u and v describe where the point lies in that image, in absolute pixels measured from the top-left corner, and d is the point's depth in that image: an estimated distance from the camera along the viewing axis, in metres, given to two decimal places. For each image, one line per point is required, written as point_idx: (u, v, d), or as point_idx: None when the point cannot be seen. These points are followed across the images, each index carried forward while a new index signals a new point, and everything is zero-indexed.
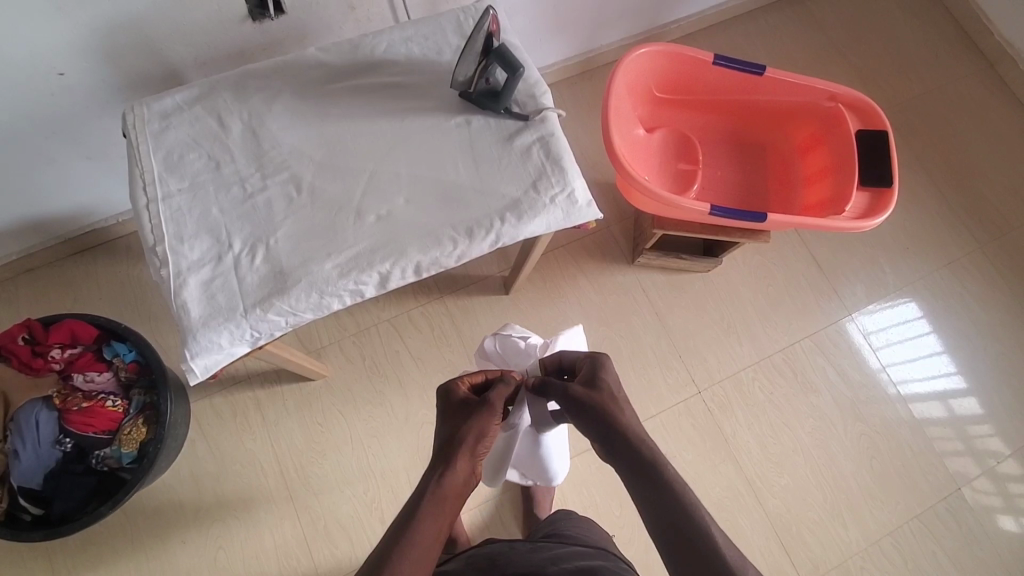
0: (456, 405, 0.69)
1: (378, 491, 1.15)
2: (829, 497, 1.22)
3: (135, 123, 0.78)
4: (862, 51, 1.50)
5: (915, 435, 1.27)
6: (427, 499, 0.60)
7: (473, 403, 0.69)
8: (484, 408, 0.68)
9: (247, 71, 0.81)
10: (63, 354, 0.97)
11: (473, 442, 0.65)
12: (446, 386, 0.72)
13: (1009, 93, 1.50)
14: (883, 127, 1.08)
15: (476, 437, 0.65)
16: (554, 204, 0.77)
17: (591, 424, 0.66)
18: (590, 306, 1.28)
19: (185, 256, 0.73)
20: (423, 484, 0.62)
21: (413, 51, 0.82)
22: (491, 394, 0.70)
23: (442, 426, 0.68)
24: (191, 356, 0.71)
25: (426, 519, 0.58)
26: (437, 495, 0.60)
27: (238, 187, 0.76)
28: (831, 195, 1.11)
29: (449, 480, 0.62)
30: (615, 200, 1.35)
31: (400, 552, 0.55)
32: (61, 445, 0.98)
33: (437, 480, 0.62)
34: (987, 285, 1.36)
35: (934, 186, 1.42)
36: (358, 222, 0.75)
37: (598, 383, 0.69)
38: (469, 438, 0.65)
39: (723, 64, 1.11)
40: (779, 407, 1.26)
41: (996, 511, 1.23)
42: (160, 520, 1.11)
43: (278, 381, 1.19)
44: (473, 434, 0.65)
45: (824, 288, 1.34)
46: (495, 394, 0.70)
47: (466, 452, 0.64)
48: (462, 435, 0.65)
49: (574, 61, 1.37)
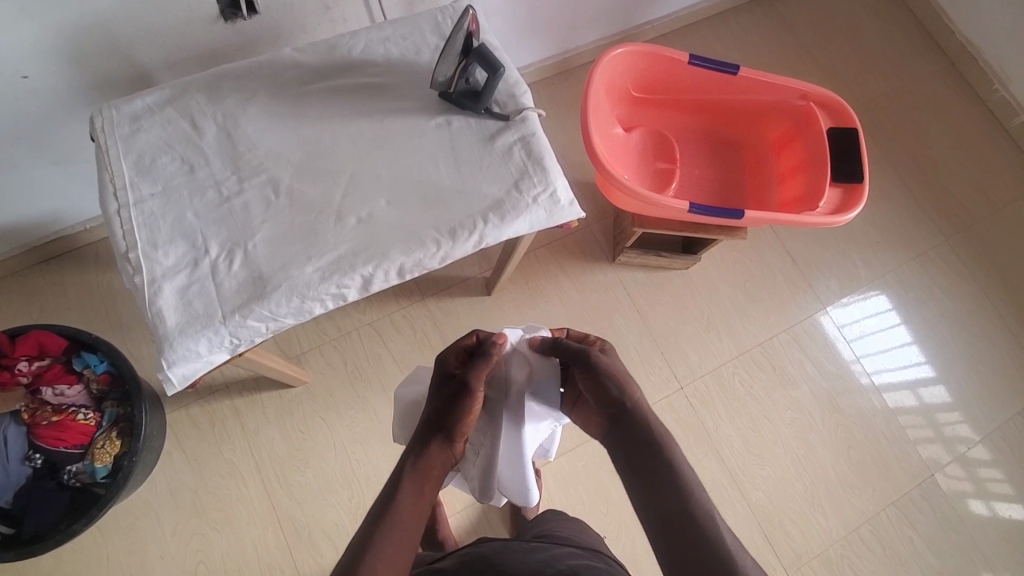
0: (444, 387, 0.71)
1: (363, 497, 1.14)
2: (809, 488, 1.24)
3: (104, 126, 0.76)
4: (831, 51, 1.54)
5: (889, 423, 1.31)
6: (409, 470, 0.64)
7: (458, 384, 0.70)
8: (466, 389, 0.69)
9: (220, 72, 0.79)
10: (31, 367, 0.94)
11: (458, 426, 0.68)
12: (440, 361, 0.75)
13: (970, 90, 1.55)
14: (853, 124, 1.11)
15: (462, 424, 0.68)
16: (536, 204, 0.77)
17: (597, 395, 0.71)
18: (573, 304, 1.29)
19: (160, 262, 0.71)
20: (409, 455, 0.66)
21: (391, 52, 0.81)
22: (472, 375, 0.70)
23: (433, 400, 0.71)
24: (168, 365, 0.69)
25: (406, 488, 0.62)
26: (417, 468, 0.64)
27: (213, 190, 0.75)
28: (804, 193, 1.13)
29: (431, 458, 0.65)
30: (595, 198, 1.36)
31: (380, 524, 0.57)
32: (31, 461, 0.96)
33: (421, 455, 0.65)
34: (953, 275, 1.41)
35: (901, 181, 1.46)
36: (340, 224, 0.74)
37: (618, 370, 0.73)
38: (450, 421, 0.68)
39: (698, 64, 1.12)
40: (759, 400, 1.29)
41: (966, 496, 1.27)
42: (136, 535, 1.08)
43: (257, 390, 1.17)
44: (456, 417, 0.68)
45: (799, 282, 1.37)
46: (477, 373, 0.70)
47: (449, 434, 0.68)
48: (444, 417, 0.68)
49: (551, 62, 1.38)
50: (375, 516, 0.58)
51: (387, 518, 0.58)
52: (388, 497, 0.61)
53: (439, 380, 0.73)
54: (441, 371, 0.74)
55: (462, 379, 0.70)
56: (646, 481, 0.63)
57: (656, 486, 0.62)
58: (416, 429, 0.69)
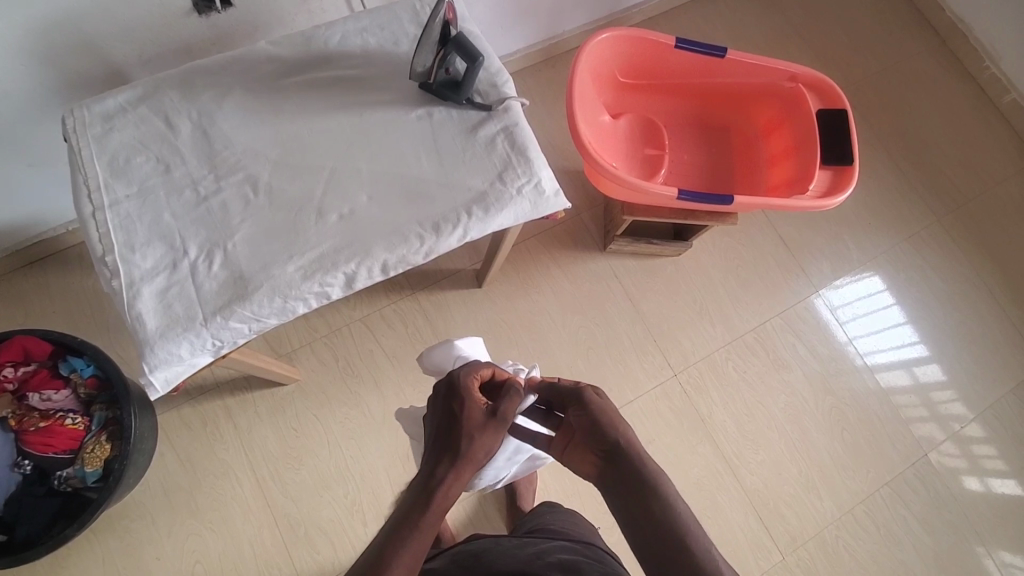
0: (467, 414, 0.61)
1: (358, 493, 1.13)
2: (803, 470, 1.25)
3: (76, 127, 0.74)
4: (821, 31, 1.52)
5: (883, 403, 1.31)
6: (431, 508, 0.57)
7: (485, 416, 0.61)
8: (498, 424, 0.61)
9: (194, 68, 0.77)
10: (17, 373, 0.93)
11: (482, 458, 0.61)
12: (462, 381, 0.64)
13: (960, 67, 1.54)
14: (842, 105, 1.09)
15: (483, 455, 0.61)
16: (520, 195, 0.76)
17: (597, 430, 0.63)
18: (564, 295, 1.28)
19: (138, 265, 0.70)
20: (425, 491, 0.58)
21: (369, 42, 0.79)
22: (504, 407, 0.62)
23: (447, 425, 0.62)
24: (150, 370, 0.68)
25: (425, 530, 0.56)
26: (439, 506, 0.58)
27: (190, 190, 0.73)
28: (794, 176, 1.12)
29: (452, 489, 0.59)
30: (584, 186, 1.34)
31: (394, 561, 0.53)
32: (20, 467, 0.96)
33: (440, 489, 0.58)
34: (946, 254, 1.41)
35: (892, 160, 1.45)
36: (320, 222, 0.73)
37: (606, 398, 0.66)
38: (476, 455, 0.60)
39: (685, 47, 1.11)
40: (752, 385, 1.29)
41: (960, 473, 1.28)
42: (130, 538, 1.08)
43: (248, 389, 1.16)
44: (483, 450, 0.61)
45: (791, 266, 1.36)
46: (509, 405, 0.63)
47: (472, 465, 0.60)
48: (470, 450, 0.60)
49: (537, 48, 1.36)
50: (391, 563, 0.53)
51: (401, 563, 0.53)
52: (403, 540, 0.55)
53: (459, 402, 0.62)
54: (462, 395, 0.63)
55: (495, 411, 0.62)
56: (639, 522, 0.58)
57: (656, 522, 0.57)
58: (432, 459, 0.60)
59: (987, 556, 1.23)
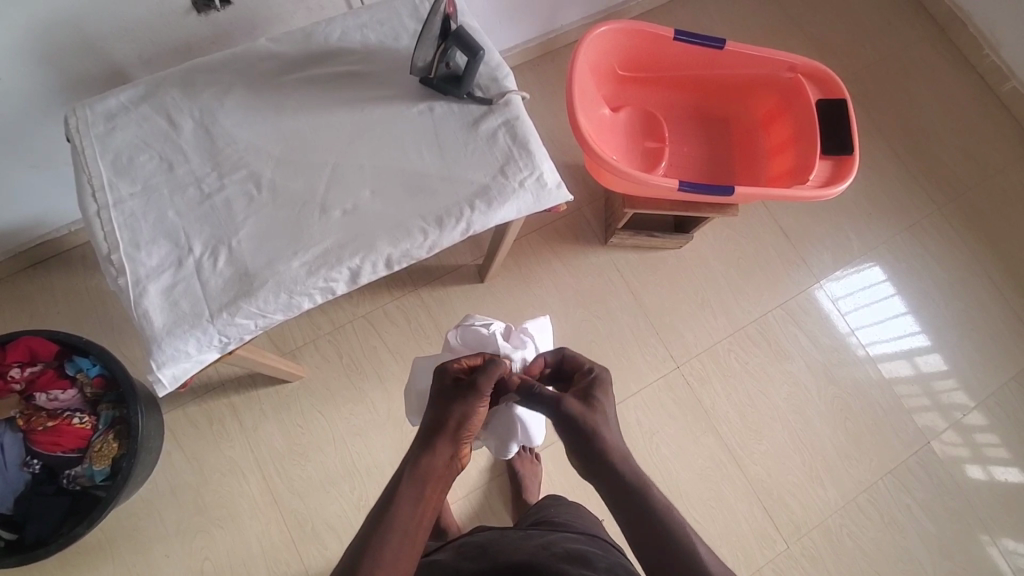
0: (445, 390, 0.64)
1: (364, 488, 1.14)
2: (807, 460, 1.25)
3: (78, 126, 0.74)
4: (820, 21, 1.52)
5: (885, 392, 1.31)
6: (407, 481, 0.57)
7: (460, 388, 0.63)
8: (470, 391, 0.63)
9: (195, 65, 0.78)
10: (24, 373, 0.93)
11: (460, 429, 0.61)
12: (440, 365, 0.67)
13: (959, 55, 1.54)
14: (842, 94, 1.09)
15: (462, 424, 0.61)
16: (522, 188, 0.76)
17: (573, 442, 0.61)
18: (566, 288, 1.29)
19: (144, 263, 0.70)
20: (405, 464, 0.59)
21: (369, 38, 0.79)
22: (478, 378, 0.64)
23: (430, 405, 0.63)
24: (158, 366, 0.68)
25: (405, 500, 0.56)
26: (416, 476, 0.57)
27: (194, 187, 0.74)
28: (795, 166, 1.12)
29: (430, 461, 0.59)
30: (585, 180, 1.34)
31: (375, 539, 0.53)
32: (30, 467, 0.96)
33: (417, 462, 0.58)
34: (947, 243, 1.41)
35: (892, 150, 1.45)
36: (324, 217, 0.73)
37: (593, 406, 0.63)
38: (453, 424, 0.61)
39: (684, 39, 1.11)
40: (755, 376, 1.29)
41: (963, 461, 1.28)
42: (139, 536, 1.08)
43: (253, 386, 1.17)
44: (458, 419, 0.61)
45: (792, 257, 1.37)
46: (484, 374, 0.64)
47: (451, 437, 0.61)
48: (445, 420, 0.61)
49: (535, 42, 1.36)
50: (373, 538, 0.53)
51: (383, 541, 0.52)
52: (385, 515, 0.55)
53: (439, 382, 0.65)
54: (441, 374, 0.65)
55: (468, 383, 0.63)
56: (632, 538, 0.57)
57: (648, 544, 0.55)
58: (414, 437, 0.61)
59: (991, 543, 1.24)
